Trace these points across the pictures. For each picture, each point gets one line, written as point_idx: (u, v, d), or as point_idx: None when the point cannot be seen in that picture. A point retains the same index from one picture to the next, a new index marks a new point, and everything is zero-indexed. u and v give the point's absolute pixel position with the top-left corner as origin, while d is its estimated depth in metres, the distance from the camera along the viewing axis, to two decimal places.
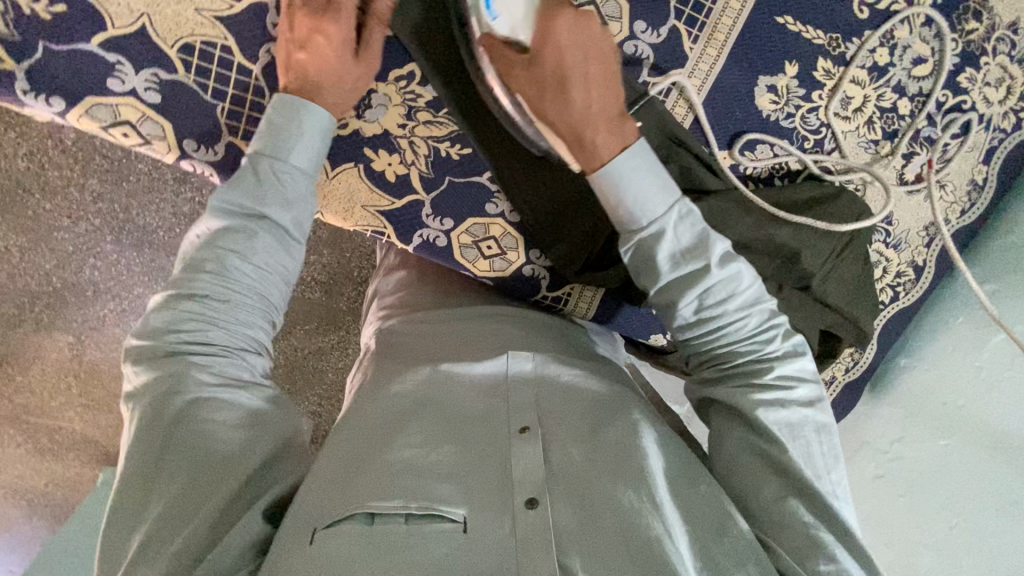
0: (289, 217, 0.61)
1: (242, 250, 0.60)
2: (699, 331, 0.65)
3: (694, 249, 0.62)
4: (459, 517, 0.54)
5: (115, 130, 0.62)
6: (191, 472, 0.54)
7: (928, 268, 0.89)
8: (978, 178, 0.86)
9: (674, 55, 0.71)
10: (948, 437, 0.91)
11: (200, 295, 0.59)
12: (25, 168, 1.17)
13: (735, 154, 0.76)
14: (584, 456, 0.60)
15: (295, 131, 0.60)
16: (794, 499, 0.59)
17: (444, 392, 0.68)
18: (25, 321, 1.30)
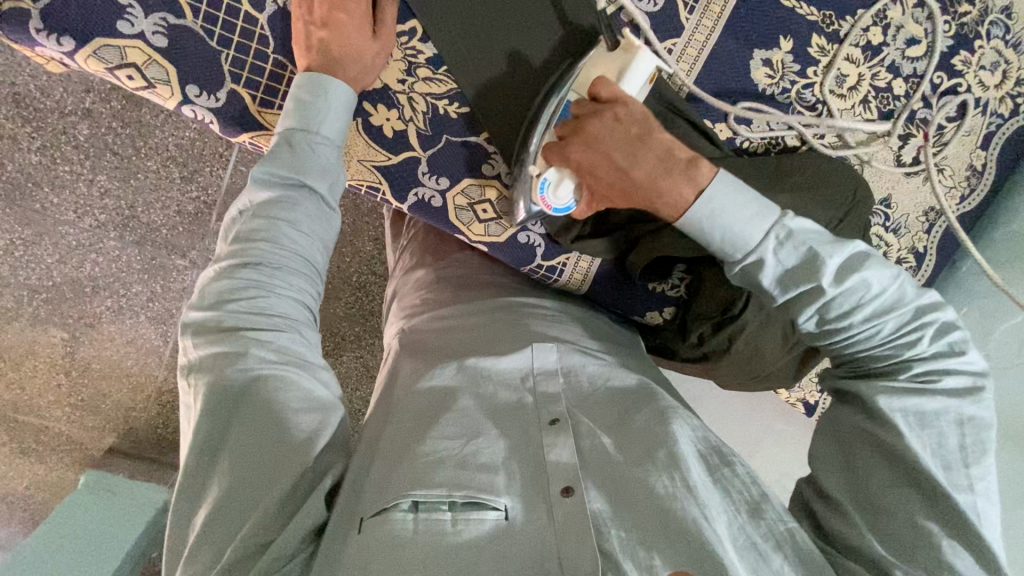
0: (327, 184, 0.65)
1: (290, 220, 0.64)
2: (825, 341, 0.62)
3: (804, 274, 0.58)
4: (500, 506, 0.56)
5: (120, 72, 0.63)
6: (255, 433, 0.58)
7: (931, 254, 0.88)
8: (976, 164, 0.86)
9: (670, 25, 0.72)
10: None
11: (252, 266, 0.63)
12: (37, 161, 1.18)
13: (732, 127, 0.77)
14: (614, 444, 0.62)
15: (325, 104, 0.64)
16: (908, 490, 0.55)
17: (476, 385, 0.69)
18: (21, 316, 1.28)
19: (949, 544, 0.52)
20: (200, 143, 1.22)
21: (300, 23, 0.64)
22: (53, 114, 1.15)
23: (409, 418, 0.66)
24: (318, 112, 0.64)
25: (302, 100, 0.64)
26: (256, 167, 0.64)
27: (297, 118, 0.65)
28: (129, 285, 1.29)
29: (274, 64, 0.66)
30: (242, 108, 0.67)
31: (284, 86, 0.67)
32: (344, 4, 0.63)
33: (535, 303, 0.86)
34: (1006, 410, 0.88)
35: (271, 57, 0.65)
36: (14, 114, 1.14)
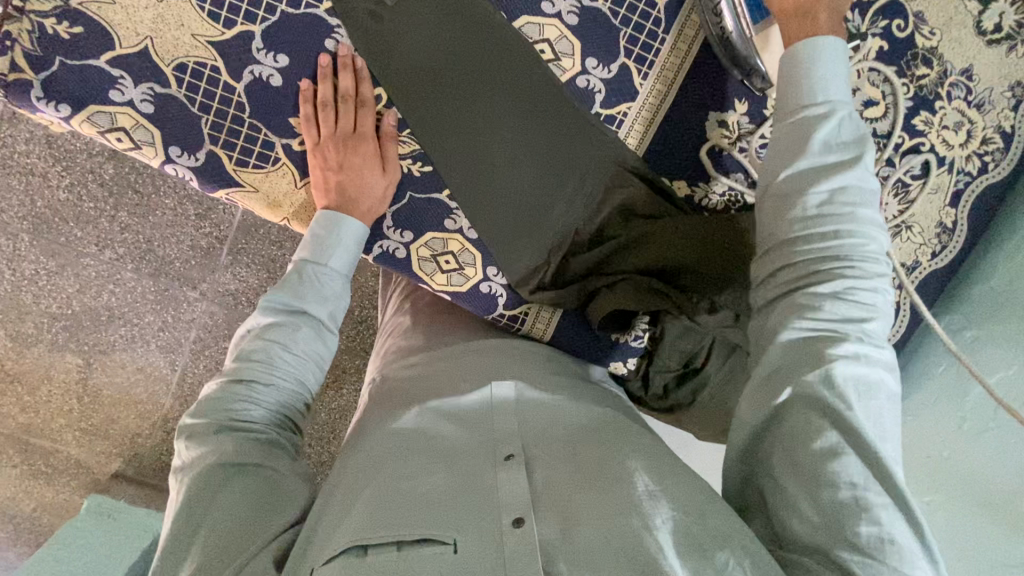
0: (328, 311, 0.73)
1: (287, 341, 0.70)
2: (809, 243, 0.60)
3: (822, 146, 0.61)
4: (449, 542, 0.54)
5: (110, 135, 0.69)
6: (229, 528, 0.57)
7: (904, 311, 0.88)
8: (947, 221, 0.86)
9: (625, 90, 0.76)
10: (930, 494, 0.85)
11: (248, 381, 0.67)
12: (66, 198, 1.26)
13: (689, 186, 0.80)
14: (566, 470, 0.61)
15: (337, 240, 0.72)
16: (849, 455, 0.53)
17: (432, 435, 0.68)
18: (41, 341, 1.33)
19: (884, 518, 0.52)
20: None
21: (318, 171, 0.72)
22: (82, 154, 1.25)
23: (370, 464, 0.65)
24: (330, 248, 0.72)
25: (318, 236, 0.72)
26: (265, 294, 0.71)
27: (311, 251, 0.73)
28: (141, 315, 1.34)
29: (250, 127, 0.71)
30: (219, 166, 0.72)
31: (258, 146, 0.72)
32: (355, 150, 0.71)
33: (503, 343, 0.84)
34: None
35: (246, 120, 0.71)
36: (46, 153, 1.24)
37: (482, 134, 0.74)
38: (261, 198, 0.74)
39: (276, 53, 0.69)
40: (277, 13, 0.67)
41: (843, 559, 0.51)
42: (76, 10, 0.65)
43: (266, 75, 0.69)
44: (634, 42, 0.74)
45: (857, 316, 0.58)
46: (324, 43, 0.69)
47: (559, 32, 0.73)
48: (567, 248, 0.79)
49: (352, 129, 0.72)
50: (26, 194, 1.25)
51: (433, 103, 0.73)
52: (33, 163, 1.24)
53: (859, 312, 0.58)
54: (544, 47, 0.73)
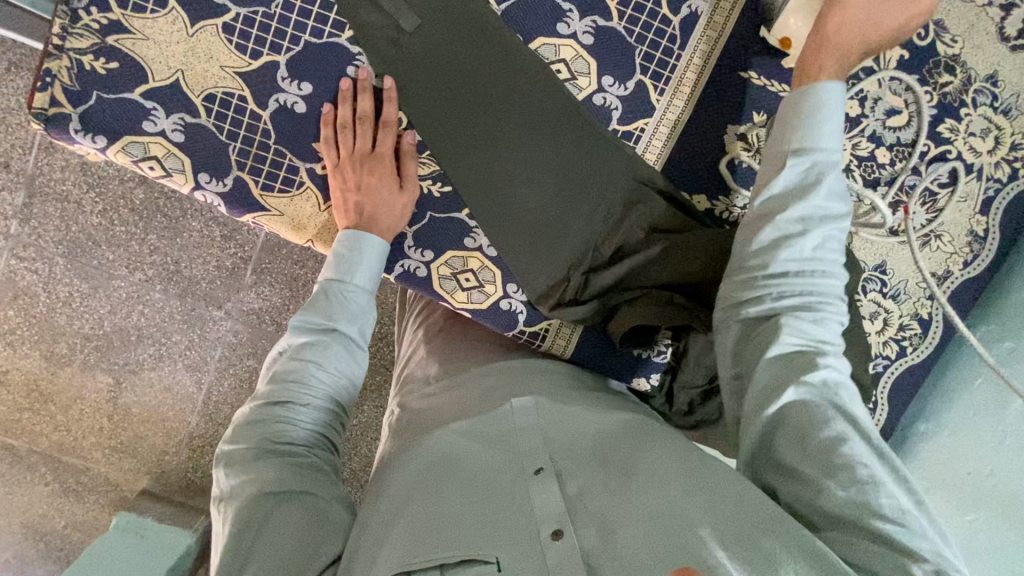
0: (356, 327, 0.73)
1: (320, 359, 0.70)
2: (790, 271, 0.62)
3: (802, 171, 0.63)
4: (494, 560, 0.55)
5: (143, 164, 0.72)
6: (278, 554, 0.57)
7: (936, 322, 0.87)
8: (977, 229, 0.84)
9: (641, 106, 0.76)
10: (974, 511, 0.84)
11: (283, 404, 0.68)
12: (99, 222, 1.31)
13: (709, 199, 0.80)
14: (599, 482, 0.61)
15: (360, 256, 0.72)
16: (854, 440, 0.55)
17: (458, 457, 0.67)
18: (74, 361, 1.36)
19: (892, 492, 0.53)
20: None
21: (339, 192, 0.73)
22: (114, 179, 1.30)
23: (408, 480, 0.65)
24: (356, 265, 0.72)
25: (342, 254, 0.73)
26: (294, 315, 0.72)
27: (335, 269, 0.73)
28: (169, 334, 1.37)
29: (275, 152, 0.73)
30: (246, 191, 0.73)
31: (283, 171, 0.73)
32: (372, 170, 0.72)
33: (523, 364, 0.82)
34: None
35: (272, 146, 0.73)
36: (80, 179, 1.29)
37: (491, 137, 0.75)
38: (286, 220, 0.75)
39: (301, 81, 0.71)
40: (301, 43, 0.70)
41: (878, 525, 0.52)
42: (113, 47, 0.69)
43: (291, 103, 0.72)
44: (650, 59, 0.75)
45: (835, 340, 0.61)
46: (346, 70, 0.71)
47: (575, 52, 0.73)
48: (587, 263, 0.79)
49: (369, 147, 0.73)
50: (61, 219, 1.30)
51: (443, 105, 0.73)
52: (68, 189, 1.29)
53: (835, 333, 0.62)
54: (560, 67, 0.74)
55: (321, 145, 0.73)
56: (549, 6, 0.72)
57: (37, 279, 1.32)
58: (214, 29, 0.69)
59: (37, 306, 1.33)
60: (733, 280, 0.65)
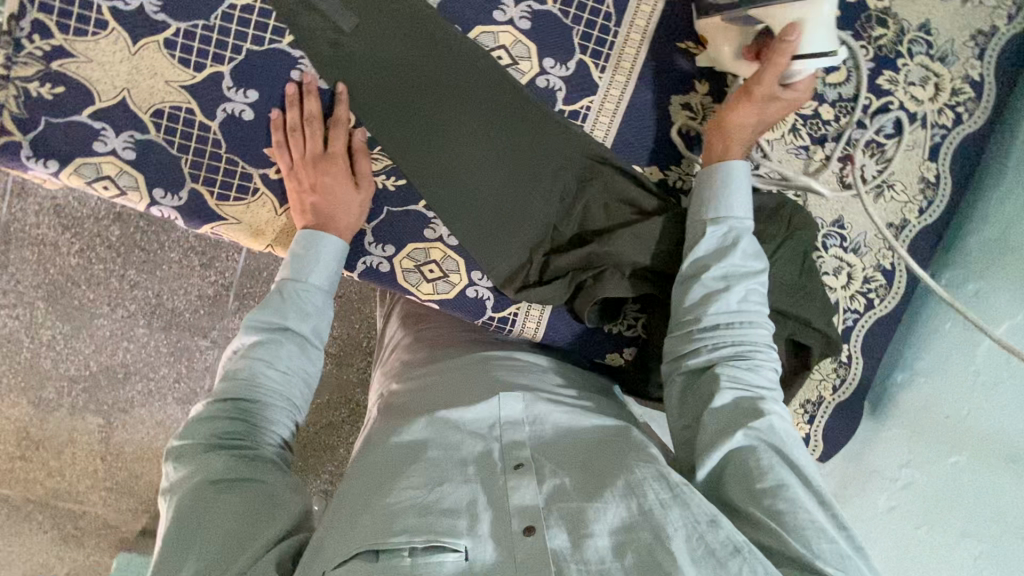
0: (310, 326, 0.73)
1: (272, 357, 0.70)
2: (720, 327, 0.70)
3: (720, 242, 0.72)
4: (460, 547, 0.57)
5: (97, 184, 0.72)
6: (220, 544, 0.57)
7: (900, 271, 0.88)
8: (929, 176, 0.86)
9: (585, 85, 0.77)
10: (956, 454, 0.84)
11: (234, 399, 0.67)
12: (76, 263, 1.30)
13: (661, 169, 0.81)
14: (574, 484, 0.65)
15: (314, 255, 0.73)
16: (788, 481, 0.61)
17: (447, 441, 0.70)
18: (62, 405, 1.35)
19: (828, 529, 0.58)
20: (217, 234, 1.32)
21: (294, 195, 0.74)
22: (90, 219, 1.29)
23: (375, 476, 0.66)
24: (310, 264, 0.73)
25: (296, 253, 0.74)
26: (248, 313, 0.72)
27: (291, 269, 0.74)
28: (156, 368, 1.36)
29: (227, 161, 0.74)
30: (201, 202, 0.74)
31: (237, 179, 0.74)
32: (325, 171, 0.73)
33: (510, 356, 0.86)
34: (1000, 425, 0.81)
35: (224, 155, 0.73)
36: (55, 221, 1.28)
37: (438, 127, 0.76)
38: (243, 227, 0.76)
39: (247, 89, 0.72)
40: (243, 51, 0.71)
41: (814, 560, 0.56)
42: (58, 72, 0.70)
43: (238, 111, 0.73)
44: (588, 38, 0.76)
45: (768, 390, 0.68)
46: (289, 74, 0.72)
47: (513, 37, 0.75)
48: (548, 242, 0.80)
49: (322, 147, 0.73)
50: (38, 263, 1.29)
51: (389, 97, 0.74)
52: (44, 233, 1.28)
53: (768, 383, 0.69)
54: (501, 53, 0.75)
55: (272, 150, 0.74)
56: None
57: (18, 325, 1.31)
58: (157, 45, 0.70)
59: (20, 352, 1.32)
60: (675, 335, 0.73)
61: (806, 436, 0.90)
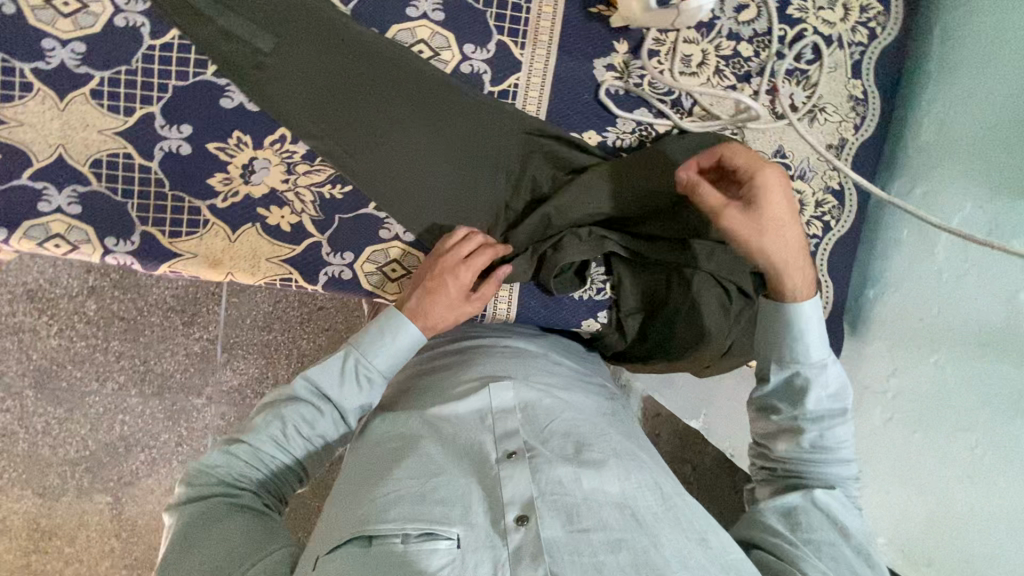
0: (353, 405, 0.70)
1: (311, 419, 0.68)
2: (783, 390, 0.67)
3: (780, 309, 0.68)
4: (453, 535, 0.58)
5: (48, 244, 0.73)
6: (215, 562, 0.57)
7: (849, 188, 0.90)
8: (856, 93, 0.88)
9: (508, 63, 0.80)
10: (936, 351, 0.82)
11: (260, 445, 0.66)
12: (59, 344, 1.29)
13: (600, 133, 0.83)
14: (570, 472, 0.65)
15: (389, 340, 0.72)
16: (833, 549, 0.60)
17: (438, 433, 0.70)
18: (67, 490, 1.33)
19: None
20: (195, 288, 1.31)
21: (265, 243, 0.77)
22: (65, 298, 1.28)
23: (369, 468, 0.67)
24: (381, 346, 0.71)
25: (379, 328, 0.72)
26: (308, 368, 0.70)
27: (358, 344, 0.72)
28: (157, 436, 1.34)
29: (174, 198, 0.75)
30: (156, 244, 0.75)
31: (186, 215, 0.75)
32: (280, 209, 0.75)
33: (497, 341, 0.88)
34: (979, 311, 0.77)
35: (169, 193, 0.75)
36: (31, 307, 1.28)
37: (377, 128, 0.77)
38: (199, 258, 0.76)
39: (180, 124, 0.74)
40: (169, 88, 0.73)
41: None
42: None
43: (175, 147, 0.74)
44: (502, 18, 0.78)
45: (833, 469, 0.65)
46: (219, 103, 0.74)
47: (430, 30, 0.77)
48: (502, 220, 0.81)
49: (462, 258, 0.75)
50: (20, 351, 1.29)
51: (322, 106, 0.76)
52: (21, 320, 1.28)
53: (837, 458, 0.65)
54: (421, 48, 0.77)
55: (216, 180, 0.75)
56: None
57: (12, 417, 1.30)
58: (84, 98, 0.71)
59: (18, 444, 1.31)
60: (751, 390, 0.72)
61: None
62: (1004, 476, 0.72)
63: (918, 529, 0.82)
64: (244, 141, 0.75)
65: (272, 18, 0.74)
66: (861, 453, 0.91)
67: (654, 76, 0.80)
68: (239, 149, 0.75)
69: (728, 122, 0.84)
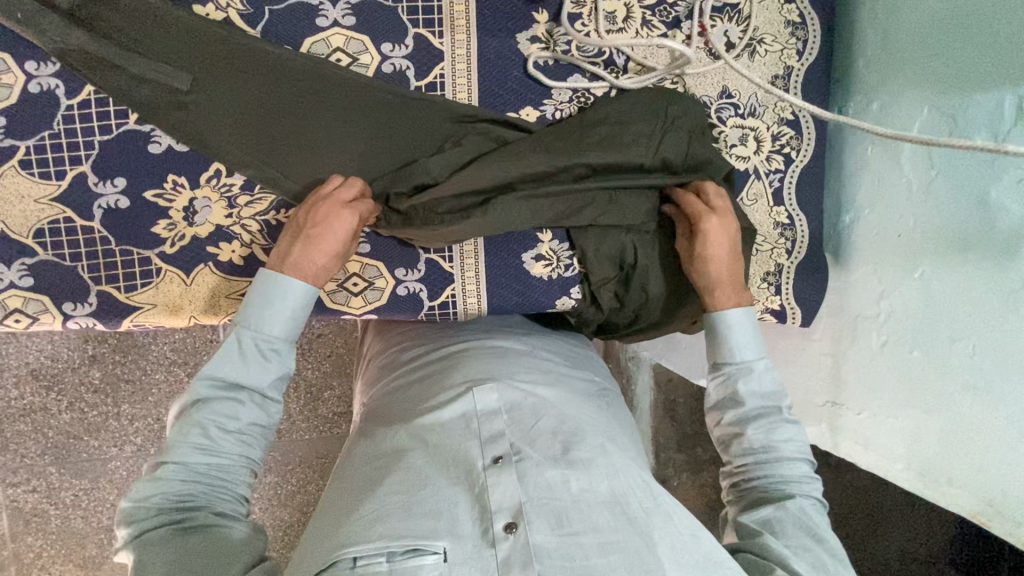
0: (269, 381, 0.68)
1: (226, 417, 0.66)
2: (732, 405, 0.77)
3: (720, 328, 0.78)
4: (439, 549, 0.58)
5: (9, 319, 0.73)
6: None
7: (806, 116, 0.87)
8: (793, 17, 0.85)
9: (430, 56, 0.78)
10: (920, 264, 0.78)
11: (187, 457, 0.64)
12: (71, 418, 1.29)
13: (537, 108, 0.81)
14: (558, 474, 0.65)
15: (278, 305, 0.69)
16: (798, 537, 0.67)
17: (425, 445, 0.70)
18: (108, 557, 1.34)
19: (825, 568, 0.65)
20: (191, 339, 1.31)
21: (223, 284, 0.77)
22: (67, 372, 1.28)
23: (359, 486, 0.68)
24: (271, 316, 0.69)
25: (261, 300, 0.69)
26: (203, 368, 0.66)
27: (249, 319, 0.68)
28: None
29: (123, 253, 0.75)
30: (113, 300, 0.75)
31: (138, 267, 0.75)
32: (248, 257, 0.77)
33: (479, 341, 0.88)
34: (952, 216, 0.74)
35: (117, 249, 0.74)
36: (37, 387, 1.27)
37: (312, 144, 0.76)
38: (161, 307, 0.77)
39: (113, 178, 0.73)
40: (95, 144, 0.72)
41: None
42: None
43: (114, 202, 0.74)
44: (414, 10, 0.77)
45: (786, 471, 0.73)
46: (148, 149, 0.73)
47: (344, 37, 0.76)
48: (444, 213, 0.76)
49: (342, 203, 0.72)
50: (35, 432, 1.28)
51: (246, 130, 0.74)
52: (30, 401, 1.27)
53: (790, 451, 0.73)
54: (339, 56, 0.76)
55: (160, 228, 0.75)
56: (301, 8, 0.75)
57: (40, 497, 1.30)
58: (14, 170, 0.71)
59: (50, 522, 1.31)
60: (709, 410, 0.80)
61: (782, 308, 0.92)
62: (1003, 380, 0.69)
63: (928, 448, 0.79)
64: (181, 183, 0.74)
65: (185, 53, 0.72)
66: (862, 379, 0.88)
67: (579, 39, 0.78)
68: (177, 192, 0.74)
69: (663, 70, 0.82)
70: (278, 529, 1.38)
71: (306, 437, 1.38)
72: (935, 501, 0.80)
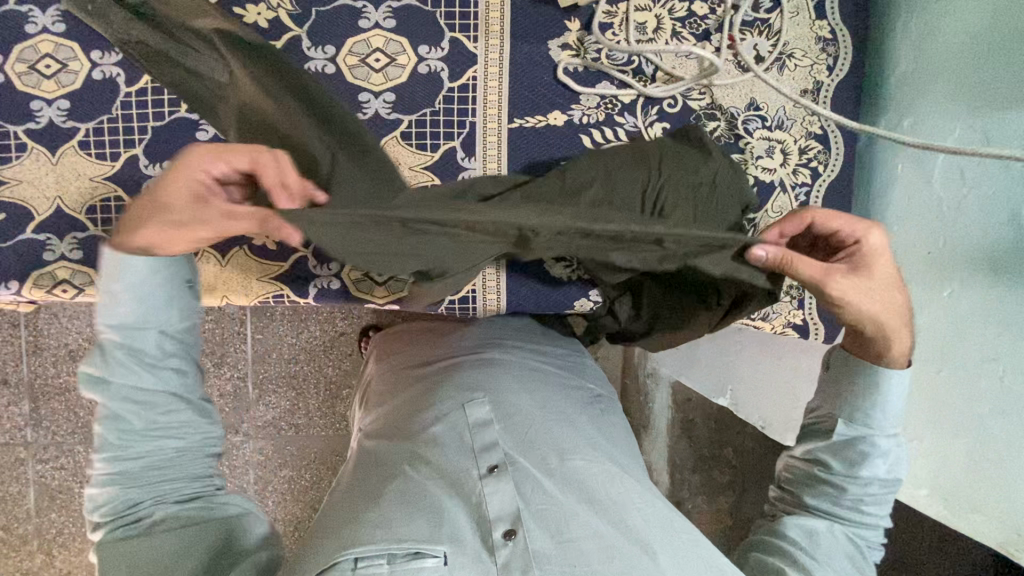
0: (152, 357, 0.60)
1: (122, 415, 0.60)
2: (847, 455, 0.68)
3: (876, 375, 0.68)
4: (440, 553, 0.59)
5: (56, 290, 0.78)
6: None
7: (834, 131, 0.87)
8: (824, 34, 0.86)
9: (463, 59, 0.81)
10: (950, 283, 0.76)
11: (110, 466, 0.60)
12: None
13: (565, 112, 0.83)
14: (555, 485, 0.65)
15: (136, 277, 0.59)
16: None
17: (419, 457, 0.69)
18: None
19: None
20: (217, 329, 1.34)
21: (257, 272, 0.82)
22: None
23: (358, 494, 0.67)
24: (130, 292, 0.59)
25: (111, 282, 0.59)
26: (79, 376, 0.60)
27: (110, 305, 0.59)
28: None
29: None
30: None
31: None
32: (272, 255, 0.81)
33: (476, 349, 0.88)
34: (984, 234, 0.72)
35: None
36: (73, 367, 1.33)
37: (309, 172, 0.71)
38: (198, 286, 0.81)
39: (161, 162, 0.78)
40: (148, 131, 0.77)
41: None
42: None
43: None
44: (451, 15, 0.80)
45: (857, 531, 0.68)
46: (196, 136, 0.78)
47: (384, 38, 0.80)
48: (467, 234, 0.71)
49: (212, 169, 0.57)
50: (68, 410, 1.33)
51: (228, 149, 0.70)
52: (66, 380, 1.33)
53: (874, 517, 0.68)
54: (377, 56, 0.80)
55: None
56: (344, 10, 0.79)
57: (67, 474, 1.34)
58: (73, 150, 0.76)
59: (75, 499, 1.35)
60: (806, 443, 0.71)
61: (804, 323, 0.91)
62: None
63: (956, 473, 0.76)
64: None
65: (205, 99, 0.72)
66: None
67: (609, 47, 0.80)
68: None
69: (692, 79, 0.83)
70: (290, 523, 1.39)
71: (324, 433, 1.40)
72: (961, 529, 0.77)
